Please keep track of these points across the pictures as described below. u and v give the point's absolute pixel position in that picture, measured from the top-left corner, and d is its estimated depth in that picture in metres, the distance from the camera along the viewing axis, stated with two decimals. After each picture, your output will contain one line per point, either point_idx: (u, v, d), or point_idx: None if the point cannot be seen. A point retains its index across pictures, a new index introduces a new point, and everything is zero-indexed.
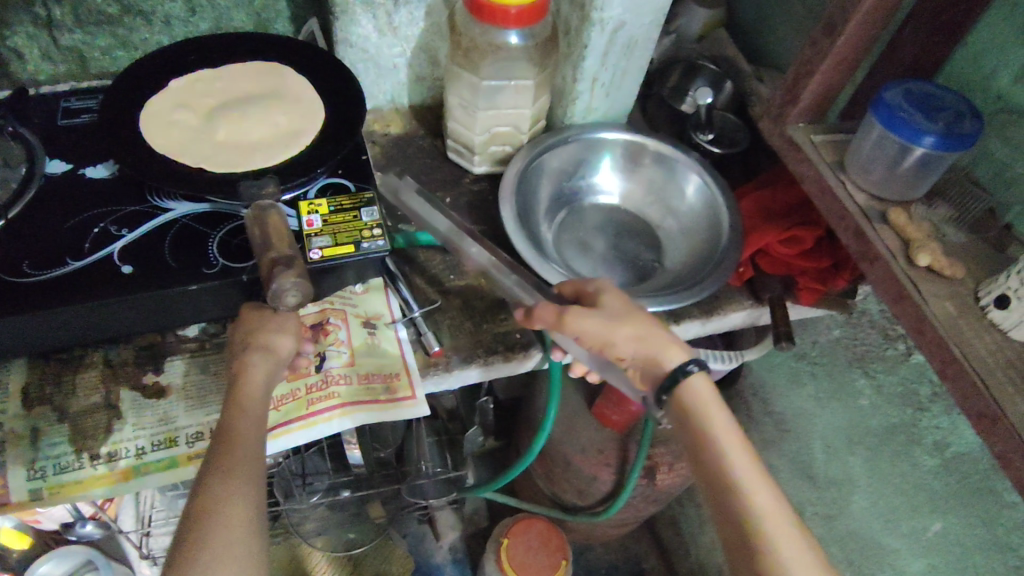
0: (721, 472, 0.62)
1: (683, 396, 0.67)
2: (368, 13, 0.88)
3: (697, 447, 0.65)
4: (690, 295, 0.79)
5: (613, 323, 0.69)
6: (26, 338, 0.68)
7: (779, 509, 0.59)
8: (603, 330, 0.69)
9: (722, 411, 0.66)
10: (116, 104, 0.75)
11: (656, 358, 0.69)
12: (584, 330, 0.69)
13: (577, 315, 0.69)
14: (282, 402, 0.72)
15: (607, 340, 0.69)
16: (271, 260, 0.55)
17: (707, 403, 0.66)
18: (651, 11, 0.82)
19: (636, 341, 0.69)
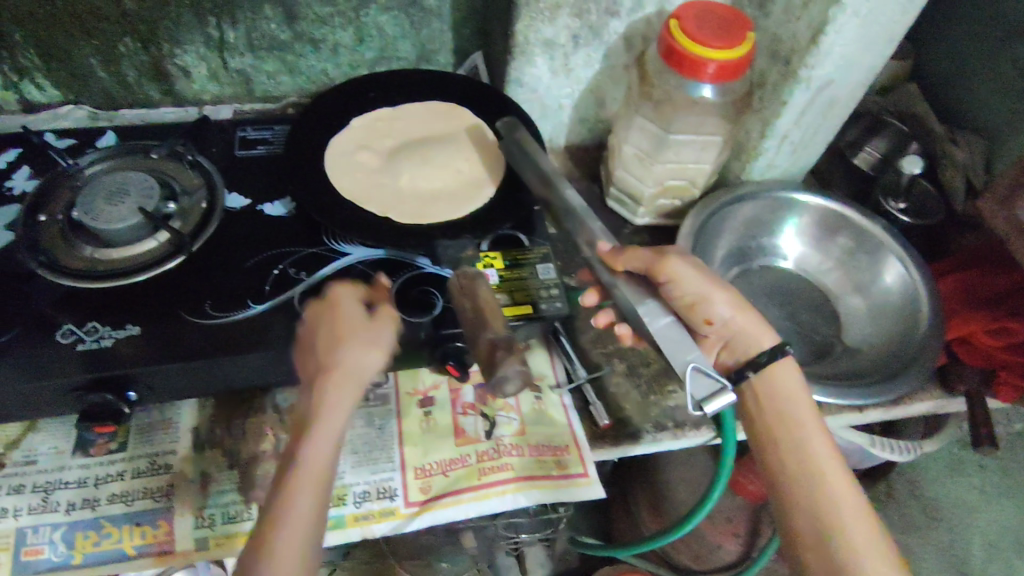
0: (797, 460, 0.63)
1: (771, 378, 0.67)
2: (547, 54, 0.84)
3: (783, 431, 0.65)
4: (883, 397, 0.72)
5: (712, 282, 0.68)
6: (202, 381, 0.67)
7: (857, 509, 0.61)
8: (702, 283, 0.68)
9: (805, 403, 0.66)
10: (301, 141, 0.74)
11: (754, 331, 0.69)
12: (680, 279, 0.67)
13: (677, 261, 0.67)
14: (452, 466, 0.70)
15: (701, 296, 0.68)
16: (492, 342, 0.51)
17: (794, 390, 0.67)
18: (864, 70, 0.75)
19: (734, 307, 0.69)
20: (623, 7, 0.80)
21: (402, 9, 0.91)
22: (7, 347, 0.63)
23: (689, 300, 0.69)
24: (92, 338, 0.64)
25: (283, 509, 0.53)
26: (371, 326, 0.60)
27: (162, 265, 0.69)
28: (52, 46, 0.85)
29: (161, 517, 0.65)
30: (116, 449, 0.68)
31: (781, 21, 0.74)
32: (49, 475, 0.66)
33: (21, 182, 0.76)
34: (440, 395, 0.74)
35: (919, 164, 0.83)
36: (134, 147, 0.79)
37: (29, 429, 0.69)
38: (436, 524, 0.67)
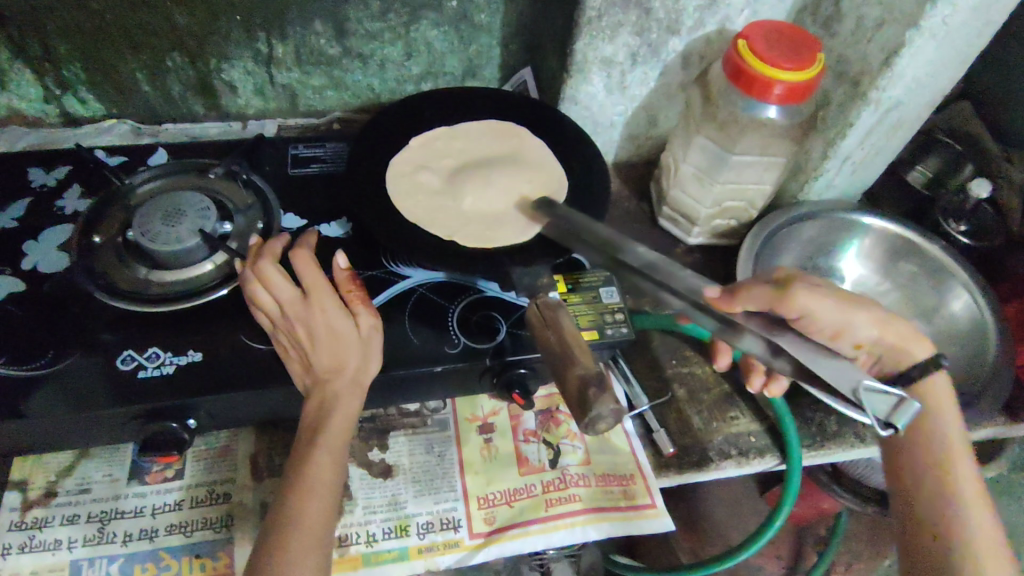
0: (939, 479, 0.59)
1: (925, 393, 0.62)
2: (603, 71, 0.82)
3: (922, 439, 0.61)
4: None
5: (851, 306, 0.60)
6: (262, 408, 0.66)
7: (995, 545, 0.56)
8: (840, 312, 0.59)
9: (956, 423, 0.61)
10: (362, 162, 0.74)
11: (905, 347, 0.61)
12: (811, 310, 0.59)
13: (806, 292, 0.58)
14: (517, 496, 0.68)
15: (846, 325, 0.61)
16: (583, 378, 0.50)
17: (947, 407, 0.61)
18: (932, 92, 0.73)
19: (884, 328, 0.61)
20: (684, 25, 0.78)
21: (452, 24, 0.90)
22: (67, 373, 0.61)
23: (829, 329, 0.61)
24: (153, 365, 0.62)
25: (293, 517, 0.54)
26: (360, 339, 0.61)
27: (216, 290, 0.68)
28: (98, 60, 0.84)
29: (220, 548, 0.63)
30: (173, 477, 0.66)
31: (849, 42, 0.73)
32: (105, 504, 0.64)
33: (73, 202, 0.74)
34: (500, 422, 0.73)
35: (989, 187, 0.82)
36: (187, 166, 0.78)
37: (81, 456, 0.67)
38: (502, 556, 0.66)
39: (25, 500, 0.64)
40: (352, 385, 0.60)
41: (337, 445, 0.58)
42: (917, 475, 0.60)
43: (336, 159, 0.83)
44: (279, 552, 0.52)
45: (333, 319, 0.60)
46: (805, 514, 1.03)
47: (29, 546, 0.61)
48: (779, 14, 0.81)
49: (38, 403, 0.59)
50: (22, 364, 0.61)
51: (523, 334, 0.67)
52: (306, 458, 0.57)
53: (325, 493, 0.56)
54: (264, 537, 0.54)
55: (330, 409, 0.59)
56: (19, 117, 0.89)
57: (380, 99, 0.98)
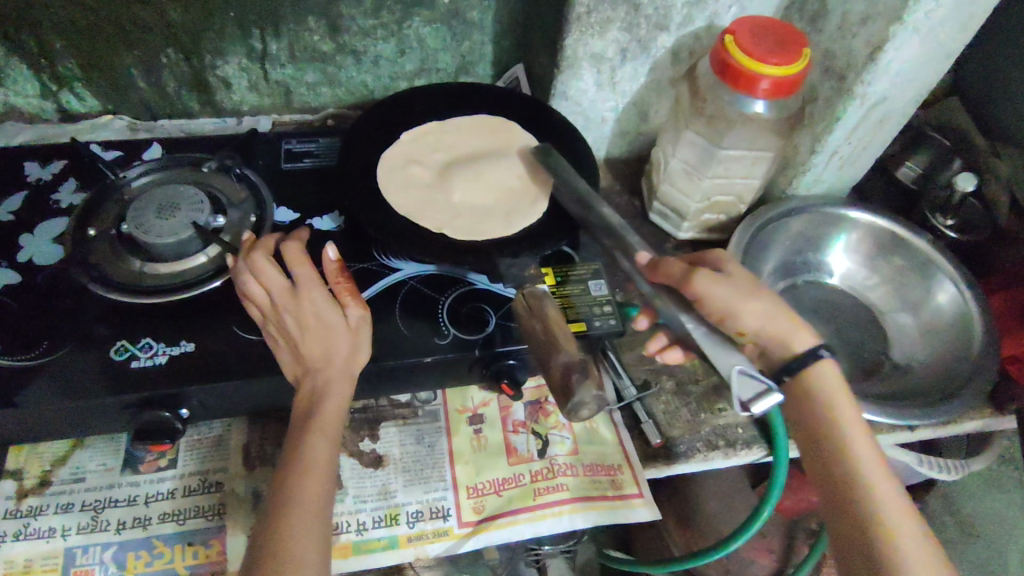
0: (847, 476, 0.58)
1: (809, 384, 0.62)
2: (593, 68, 0.83)
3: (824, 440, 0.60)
4: (935, 418, 0.71)
5: (742, 295, 0.62)
6: (254, 398, 0.67)
7: (914, 537, 0.54)
8: (731, 299, 0.61)
9: (849, 413, 0.61)
10: (355, 156, 0.75)
11: (784, 334, 0.63)
12: (706, 293, 0.61)
13: (705, 279, 0.61)
14: (506, 486, 0.69)
15: (731, 312, 0.61)
16: (567, 365, 0.51)
17: (833, 388, 0.62)
18: (917, 87, 0.74)
19: (766, 319, 0.63)
20: (673, 21, 0.79)
21: (445, 21, 0.91)
22: (62, 363, 0.62)
23: (715, 316, 0.62)
24: (146, 355, 0.63)
25: (290, 499, 0.55)
26: (349, 329, 0.62)
27: (208, 283, 0.69)
28: (94, 56, 0.85)
29: (213, 536, 0.64)
30: (166, 467, 0.67)
31: (835, 37, 0.74)
32: (98, 492, 0.65)
33: (69, 196, 0.75)
34: (489, 413, 0.74)
35: (974, 181, 0.83)
36: (181, 161, 0.79)
37: (76, 446, 0.68)
38: (490, 545, 0.66)
39: (20, 489, 0.65)
40: (343, 373, 0.61)
41: (332, 430, 0.59)
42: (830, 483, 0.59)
43: (329, 154, 0.83)
44: (275, 533, 0.53)
45: (322, 308, 0.61)
46: None
47: (23, 534, 0.62)
48: (767, 11, 0.82)
49: (32, 392, 0.60)
50: (16, 355, 0.62)
51: (512, 326, 0.68)
52: (303, 444, 0.58)
53: (321, 477, 0.57)
54: (262, 518, 0.55)
55: (322, 396, 0.59)
56: (16, 113, 0.90)
57: (374, 95, 0.99)
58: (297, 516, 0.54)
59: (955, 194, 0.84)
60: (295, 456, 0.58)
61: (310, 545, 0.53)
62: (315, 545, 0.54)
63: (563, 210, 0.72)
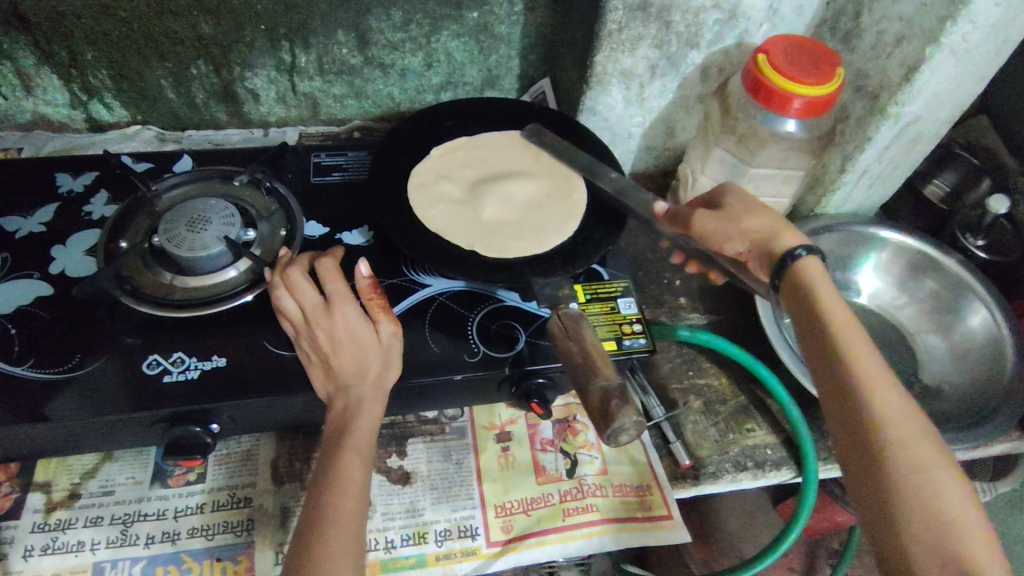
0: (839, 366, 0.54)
1: (799, 279, 0.60)
2: (623, 84, 0.83)
3: (814, 336, 0.57)
4: (966, 443, 0.70)
5: (736, 216, 0.66)
6: (284, 414, 0.67)
7: (913, 426, 0.51)
8: (722, 226, 0.66)
9: (838, 302, 0.57)
10: (385, 171, 0.75)
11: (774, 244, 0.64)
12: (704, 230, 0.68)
13: (699, 214, 0.68)
14: (534, 505, 0.69)
15: (727, 235, 0.66)
16: (606, 389, 0.51)
17: (820, 281, 0.59)
18: (952, 107, 0.73)
19: (754, 236, 0.65)
20: (703, 38, 0.79)
21: (473, 35, 0.91)
22: (95, 376, 0.62)
23: (716, 244, 0.68)
24: (178, 370, 0.63)
25: (325, 520, 0.55)
26: (380, 345, 0.62)
27: (238, 297, 0.69)
28: (125, 67, 0.85)
29: (241, 552, 0.64)
30: (195, 481, 0.67)
31: (869, 57, 0.73)
32: (127, 506, 0.65)
33: (100, 207, 0.76)
34: (517, 431, 0.74)
35: (1007, 203, 0.82)
36: (212, 173, 0.79)
37: (105, 458, 0.68)
38: (518, 565, 0.66)
39: (48, 501, 0.65)
40: (375, 391, 0.61)
41: (365, 450, 0.59)
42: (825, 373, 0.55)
43: (358, 167, 0.84)
44: (310, 556, 0.52)
45: (354, 323, 0.61)
46: (817, 526, 1.03)
47: (52, 547, 0.62)
48: (798, 29, 0.82)
49: (64, 406, 0.60)
50: (50, 368, 0.62)
51: (543, 345, 0.67)
52: (337, 463, 0.57)
53: (354, 498, 0.56)
54: (296, 540, 0.54)
55: (354, 415, 0.59)
56: (45, 122, 0.90)
57: (400, 108, 0.99)
58: (332, 540, 0.53)
59: (987, 215, 0.84)
60: (328, 477, 0.57)
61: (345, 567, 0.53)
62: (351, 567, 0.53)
63: (594, 228, 0.72)
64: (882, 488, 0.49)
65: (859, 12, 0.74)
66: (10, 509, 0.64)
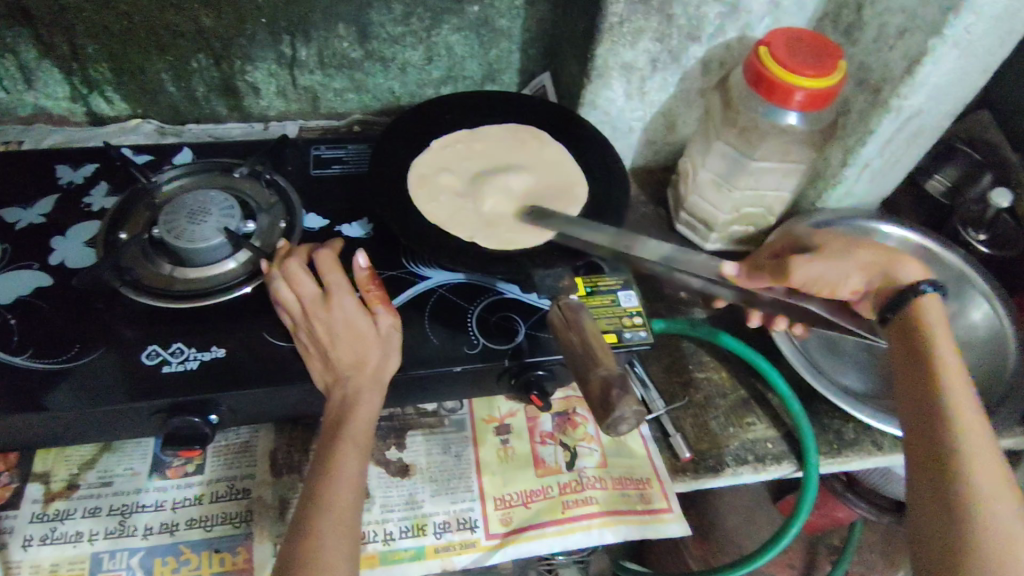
0: (939, 405, 0.57)
1: (916, 313, 0.62)
2: (623, 78, 0.83)
3: (918, 373, 0.60)
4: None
5: (841, 260, 0.70)
6: (282, 404, 0.67)
7: (1001, 484, 0.53)
8: (827, 271, 0.70)
9: (953, 350, 0.60)
10: (386, 163, 0.75)
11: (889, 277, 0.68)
12: (809, 278, 0.72)
13: (800, 263, 0.72)
14: (533, 498, 0.69)
15: (833, 281, 0.71)
16: (606, 378, 0.51)
17: (938, 324, 0.62)
18: (953, 101, 0.73)
19: (868, 270, 0.69)
20: (705, 31, 0.79)
21: (474, 29, 0.91)
22: (93, 367, 0.62)
23: (826, 288, 0.72)
24: (177, 360, 0.63)
25: (320, 512, 0.54)
26: (380, 338, 0.62)
27: (237, 289, 0.68)
28: (125, 61, 0.85)
29: (240, 544, 0.64)
30: (193, 472, 0.67)
31: (871, 49, 0.73)
32: (125, 497, 0.65)
33: (100, 199, 0.76)
34: (516, 423, 0.74)
35: (1010, 197, 0.82)
36: (213, 166, 0.79)
37: (104, 450, 0.68)
38: (517, 557, 0.66)
39: (47, 492, 0.64)
40: (373, 383, 0.60)
41: (363, 441, 0.59)
42: (921, 406, 0.58)
43: (358, 160, 0.84)
44: (307, 547, 0.52)
45: (353, 316, 0.61)
46: (818, 522, 1.02)
47: (51, 537, 0.62)
48: (800, 22, 0.82)
49: (62, 396, 0.60)
50: (48, 358, 0.62)
51: (543, 337, 0.67)
52: (334, 453, 0.57)
53: (351, 488, 0.56)
54: (292, 531, 0.54)
55: (351, 406, 0.59)
56: (46, 115, 0.90)
57: (401, 102, 0.99)
58: (327, 529, 0.53)
59: (990, 208, 0.83)
60: (325, 467, 0.57)
61: (341, 559, 0.52)
62: (347, 562, 0.53)
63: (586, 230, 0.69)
64: (951, 510, 0.53)
65: (860, 5, 0.74)
66: (9, 500, 0.64)
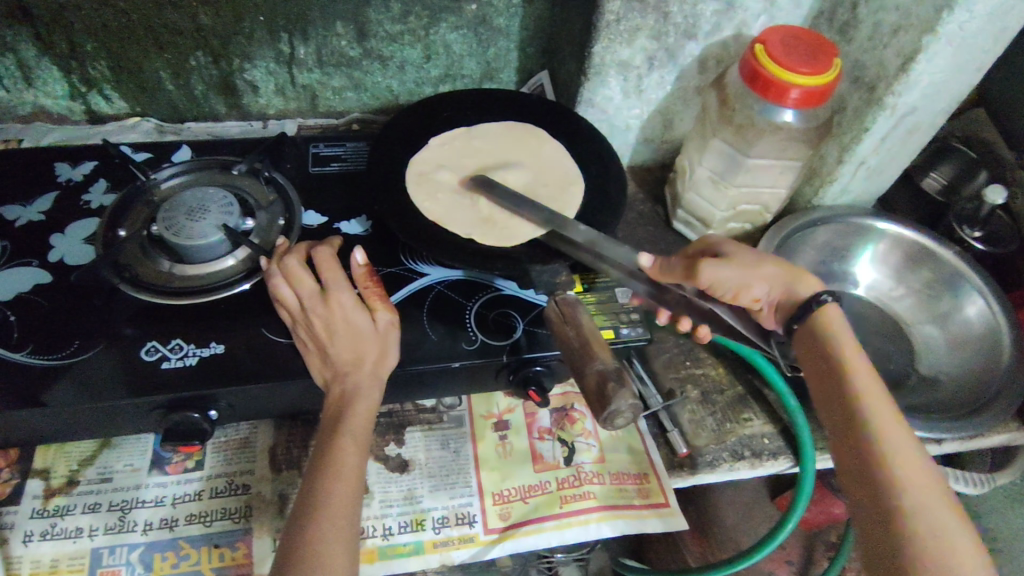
0: (857, 418, 0.55)
1: (820, 326, 0.61)
2: (620, 76, 0.83)
3: (833, 386, 0.58)
4: (964, 432, 0.70)
5: (748, 269, 0.64)
6: (282, 400, 0.67)
7: (933, 491, 0.50)
8: (735, 277, 0.64)
9: (862, 357, 0.58)
10: (384, 161, 0.75)
11: (794, 291, 0.65)
12: (716, 280, 0.64)
13: (708, 264, 0.63)
14: (532, 493, 0.69)
15: (737, 287, 0.64)
16: (602, 372, 0.51)
17: (842, 331, 0.60)
18: (947, 99, 0.73)
19: (772, 282, 0.65)
20: (701, 29, 0.79)
21: (472, 28, 0.91)
22: (93, 363, 0.62)
23: (730, 292, 0.65)
24: (177, 356, 0.63)
25: (318, 507, 0.55)
26: (376, 334, 0.62)
27: (235, 286, 0.69)
28: (124, 59, 0.85)
29: (239, 539, 0.64)
30: (192, 468, 0.68)
31: (866, 47, 0.73)
32: (125, 493, 0.65)
33: (99, 197, 0.76)
34: (515, 419, 0.74)
35: (1004, 194, 0.82)
36: (211, 163, 0.79)
37: (103, 446, 0.68)
38: (516, 552, 0.66)
39: (47, 488, 0.65)
40: (372, 379, 0.61)
41: (362, 435, 0.59)
42: (840, 421, 0.56)
43: (356, 158, 0.84)
44: (307, 540, 0.52)
45: (351, 313, 0.61)
46: None
47: (51, 533, 0.62)
48: (796, 21, 0.82)
49: (61, 392, 0.60)
50: (48, 354, 0.63)
51: (540, 333, 0.67)
52: (332, 447, 0.58)
53: (350, 483, 0.57)
54: (291, 525, 0.54)
55: (351, 401, 0.59)
56: (45, 113, 0.91)
57: (399, 100, 0.99)
58: (326, 523, 0.53)
59: (985, 206, 0.84)
60: (324, 462, 0.58)
61: (340, 552, 0.53)
62: (347, 555, 0.53)
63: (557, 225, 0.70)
64: (886, 529, 0.50)
65: (855, 3, 0.75)
66: (9, 496, 0.64)
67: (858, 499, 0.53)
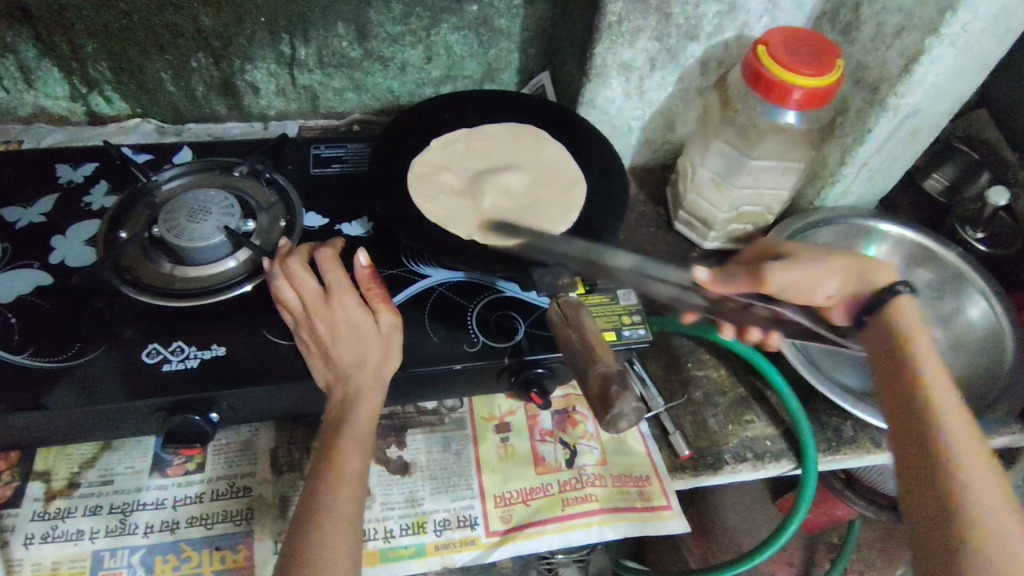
0: (923, 406, 0.57)
1: (892, 317, 0.63)
2: (622, 77, 0.83)
3: (901, 374, 0.60)
4: None
5: (818, 267, 0.68)
6: (283, 402, 0.67)
7: (991, 481, 0.53)
8: (800, 279, 0.67)
9: (933, 350, 0.60)
10: (386, 162, 0.75)
11: (867, 282, 0.68)
12: (784, 283, 0.68)
13: (772, 269, 0.67)
14: (533, 495, 0.69)
15: (806, 287, 0.68)
16: (605, 375, 0.51)
17: (914, 326, 0.62)
18: (950, 100, 0.73)
19: (844, 276, 0.68)
20: (703, 30, 0.79)
21: (473, 28, 0.91)
22: (94, 365, 0.62)
23: (800, 292, 0.69)
24: (178, 358, 0.63)
25: (319, 510, 0.54)
26: (381, 336, 0.62)
27: (236, 288, 0.69)
28: (125, 60, 0.85)
29: (241, 541, 0.64)
30: (194, 470, 0.67)
31: (868, 49, 0.73)
32: (126, 495, 0.65)
33: (100, 198, 0.76)
34: (516, 421, 0.74)
35: (1007, 195, 0.81)
36: (212, 165, 0.79)
37: (104, 448, 0.68)
38: (518, 554, 0.66)
39: (48, 491, 0.65)
40: (375, 381, 0.61)
41: (363, 438, 0.59)
42: (905, 407, 0.58)
43: (358, 159, 0.84)
44: (308, 544, 0.52)
45: (355, 315, 0.61)
46: (817, 520, 1.03)
47: (52, 536, 0.62)
48: (798, 22, 0.82)
49: (62, 394, 0.60)
50: (49, 356, 0.62)
51: (542, 335, 0.67)
52: (334, 450, 0.57)
53: (352, 486, 0.56)
54: (292, 528, 0.54)
55: (353, 404, 0.59)
56: (46, 114, 0.90)
57: (400, 101, 0.99)
58: (328, 527, 0.53)
59: (987, 207, 0.83)
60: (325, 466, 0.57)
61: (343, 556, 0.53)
62: (349, 559, 0.53)
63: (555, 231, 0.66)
64: (941, 510, 0.53)
65: (858, 4, 0.74)
66: (10, 499, 0.64)
67: (914, 482, 0.55)
